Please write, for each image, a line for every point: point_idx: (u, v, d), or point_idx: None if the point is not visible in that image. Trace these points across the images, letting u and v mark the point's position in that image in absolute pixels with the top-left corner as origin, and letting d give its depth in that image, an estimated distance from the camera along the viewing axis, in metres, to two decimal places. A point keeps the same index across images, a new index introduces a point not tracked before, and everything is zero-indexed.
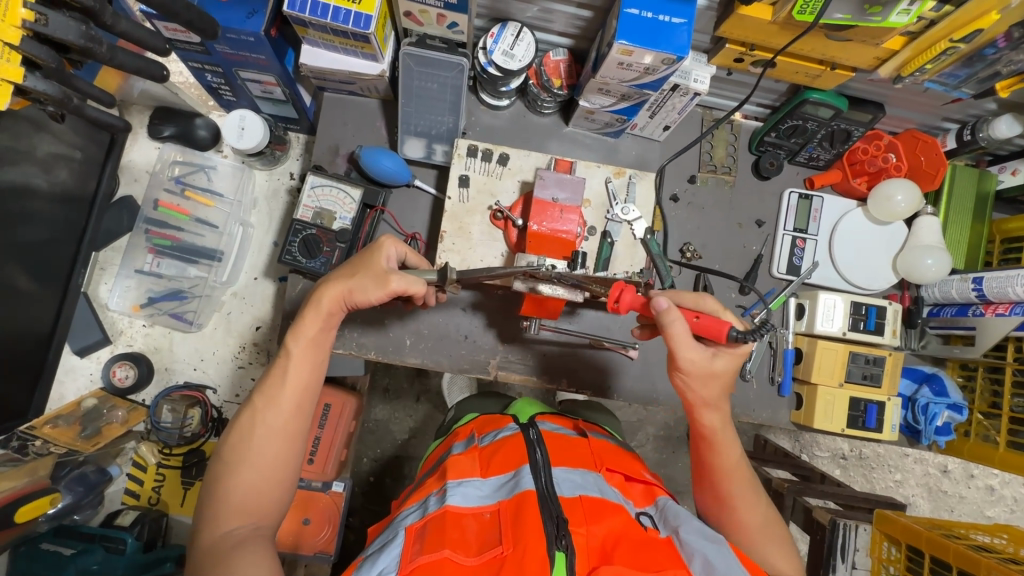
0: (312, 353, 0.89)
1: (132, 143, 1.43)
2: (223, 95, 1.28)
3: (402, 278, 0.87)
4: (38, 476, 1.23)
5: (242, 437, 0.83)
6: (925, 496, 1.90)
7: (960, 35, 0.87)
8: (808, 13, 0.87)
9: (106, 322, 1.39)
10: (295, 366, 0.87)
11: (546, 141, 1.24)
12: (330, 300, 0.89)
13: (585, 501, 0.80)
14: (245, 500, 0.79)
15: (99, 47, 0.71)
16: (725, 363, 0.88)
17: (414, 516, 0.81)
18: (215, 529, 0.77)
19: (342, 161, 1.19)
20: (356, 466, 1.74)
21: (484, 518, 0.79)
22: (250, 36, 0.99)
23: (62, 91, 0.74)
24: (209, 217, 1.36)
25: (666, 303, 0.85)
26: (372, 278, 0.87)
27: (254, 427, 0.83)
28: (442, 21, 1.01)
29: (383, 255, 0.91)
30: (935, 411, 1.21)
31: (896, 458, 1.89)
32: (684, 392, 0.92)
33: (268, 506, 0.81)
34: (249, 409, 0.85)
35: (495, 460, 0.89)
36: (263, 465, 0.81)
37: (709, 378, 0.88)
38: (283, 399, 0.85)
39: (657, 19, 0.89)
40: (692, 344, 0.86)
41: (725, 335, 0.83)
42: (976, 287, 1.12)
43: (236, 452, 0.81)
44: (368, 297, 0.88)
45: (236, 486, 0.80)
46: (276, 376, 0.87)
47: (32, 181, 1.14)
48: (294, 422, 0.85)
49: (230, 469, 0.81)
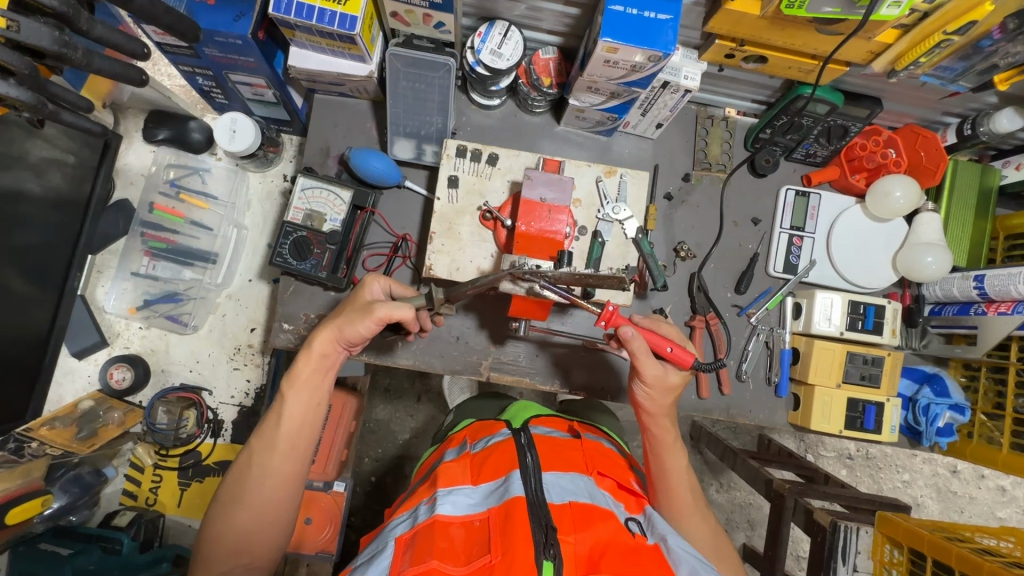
0: (307, 394, 0.88)
1: (127, 147, 1.44)
2: (215, 98, 1.29)
3: (386, 305, 0.86)
4: (33, 477, 1.22)
5: (238, 478, 0.83)
6: (934, 497, 1.87)
7: (954, 27, 0.84)
8: (797, 7, 0.83)
9: (103, 324, 1.41)
10: (290, 407, 0.87)
11: (538, 140, 1.23)
12: (323, 343, 0.89)
13: (574, 507, 0.79)
14: (241, 540, 0.81)
15: (75, 53, 0.70)
16: (678, 377, 0.93)
17: (403, 526, 0.81)
18: (213, 566, 0.81)
19: (333, 163, 1.20)
20: (357, 467, 1.75)
21: (473, 526, 0.78)
22: (238, 39, 0.99)
23: (38, 98, 0.72)
24: (204, 220, 1.37)
25: (632, 330, 0.88)
26: (358, 310, 0.89)
27: (250, 469, 0.83)
28: (428, 21, 1.00)
29: (367, 290, 0.93)
30: (937, 412, 1.18)
31: (903, 458, 1.87)
32: (641, 401, 0.96)
33: (263, 548, 0.83)
34: (248, 449, 0.85)
35: (485, 467, 0.89)
36: (257, 509, 0.82)
37: (667, 391, 0.94)
38: (279, 442, 0.84)
39: (642, 15, 0.88)
40: (655, 361, 0.91)
41: (691, 365, 0.89)
42: (977, 285, 1.10)
43: (235, 492, 0.83)
44: (358, 329, 0.87)
45: (234, 524, 0.81)
46: (272, 417, 0.86)
47: (25, 185, 1.14)
48: (290, 468, 0.85)
49: (225, 509, 0.82)
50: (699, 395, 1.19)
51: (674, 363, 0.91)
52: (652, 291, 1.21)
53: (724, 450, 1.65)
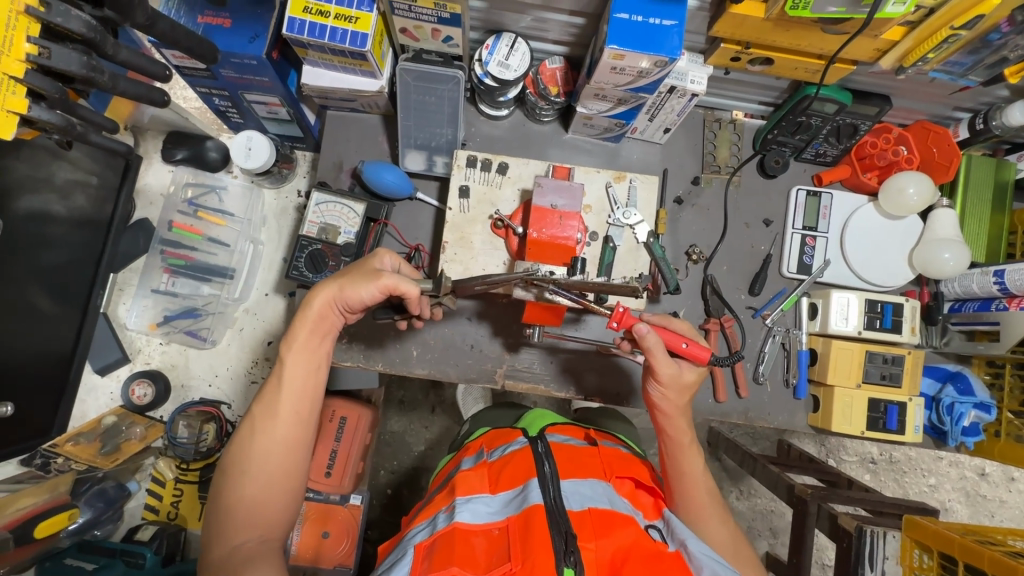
0: (307, 360, 0.84)
1: (147, 167, 1.47)
2: (230, 118, 1.32)
3: (394, 274, 0.84)
4: (59, 492, 1.27)
5: (242, 448, 0.79)
6: (962, 501, 1.83)
7: (961, 22, 0.82)
8: (802, 8, 0.83)
9: (125, 341, 1.43)
10: (290, 372, 0.83)
11: (546, 148, 1.24)
12: (321, 304, 0.84)
13: (593, 513, 0.79)
14: (252, 511, 0.76)
15: (101, 76, 0.72)
16: (694, 374, 0.92)
17: (423, 534, 0.81)
18: (222, 545, 0.74)
19: (345, 177, 1.22)
20: (373, 480, 1.75)
21: (493, 535, 0.78)
22: (253, 59, 1.03)
23: (67, 120, 0.74)
24: (221, 236, 1.39)
25: (646, 328, 0.88)
26: (364, 273, 0.85)
27: (253, 437, 0.79)
28: (437, 36, 1.03)
29: (377, 260, 0.90)
30: (962, 411, 1.15)
31: (929, 461, 1.83)
32: (656, 401, 0.96)
33: (276, 519, 0.77)
34: (249, 419, 0.81)
35: (504, 474, 0.89)
36: (265, 476, 0.77)
37: (682, 390, 0.93)
38: (282, 408, 0.80)
39: (647, 21, 0.88)
40: (670, 360, 0.90)
41: (708, 360, 0.90)
42: (998, 280, 1.09)
43: (238, 464, 0.78)
44: (360, 294, 0.84)
45: (240, 497, 0.76)
46: (272, 384, 0.82)
47: (50, 208, 1.17)
48: (296, 432, 0.80)
49: (231, 481, 0.77)
50: (717, 399, 1.18)
51: (690, 359, 0.91)
52: (665, 295, 1.21)
53: (743, 456, 1.63)
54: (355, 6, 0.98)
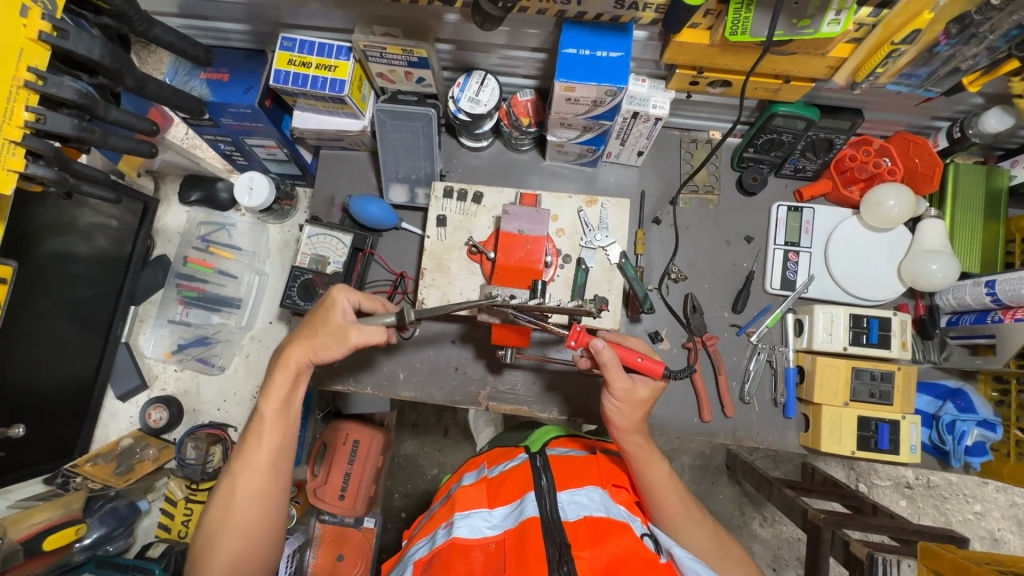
0: (284, 417, 0.92)
1: (167, 209, 1.61)
2: (237, 160, 1.44)
3: (362, 333, 0.90)
4: (73, 508, 1.33)
5: (223, 505, 0.87)
6: (1014, 530, 1.70)
7: (900, 37, 0.84)
8: (741, 32, 0.85)
9: (144, 367, 1.56)
10: (268, 431, 0.90)
11: (526, 176, 1.29)
12: (296, 363, 0.92)
13: (589, 522, 0.81)
14: (233, 566, 0.84)
15: (93, 135, 0.83)
16: (647, 391, 0.93)
17: (423, 549, 0.85)
18: None
19: (337, 211, 1.30)
20: (387, 502, 1.79)
21: (490, 549, 0.81)
22: (248, 108, 1.13)
23: (62, 174, 0.83)
24: (229, 268, 1.53)
25: (601, 343, 0.90)
26: (332, 335, 0.91)
27: (234, 493, 0.87)
28: (410, 77, 1.12)
29: (338, 309, 0.91)
30: (964, 430, 1.09)
31: (972, 487, 1.71)
32: (609, 417, 0.96)
33: (255, 569, 0.87)
34: (230, 475, 0.88)
35: (503, 490, 0.92)
36: (244, 532, 0.86)
37: (636, 405, 0.93)
38: (261, 465, 0.89)
39: (595, 55, 0.93)
40: (623, 374, 0.91)
41: (662, 374, 0.91)
42: (989, 291, 1.05)
43: (221, 521, 0.86)
44: (332, 355, 0.91)
45: (221, 552, 0.84)
46: (252, 442, 0.90)
47: (73, 248, 1.30)
48: (273, 487, 0.89)
49: (212, 537, 0.85)
50: (704, 420, 1.16)
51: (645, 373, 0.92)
52: (646, 315, 1.22)
53: (759, 480, 1.56)
54: (334, 55, 1.07)
